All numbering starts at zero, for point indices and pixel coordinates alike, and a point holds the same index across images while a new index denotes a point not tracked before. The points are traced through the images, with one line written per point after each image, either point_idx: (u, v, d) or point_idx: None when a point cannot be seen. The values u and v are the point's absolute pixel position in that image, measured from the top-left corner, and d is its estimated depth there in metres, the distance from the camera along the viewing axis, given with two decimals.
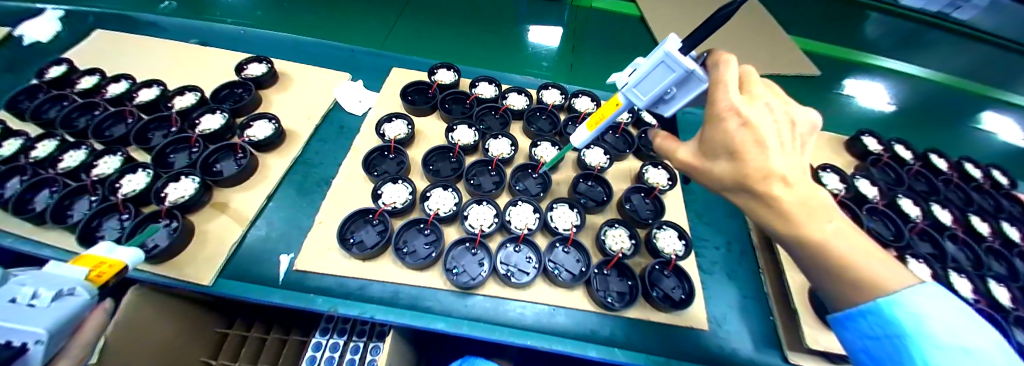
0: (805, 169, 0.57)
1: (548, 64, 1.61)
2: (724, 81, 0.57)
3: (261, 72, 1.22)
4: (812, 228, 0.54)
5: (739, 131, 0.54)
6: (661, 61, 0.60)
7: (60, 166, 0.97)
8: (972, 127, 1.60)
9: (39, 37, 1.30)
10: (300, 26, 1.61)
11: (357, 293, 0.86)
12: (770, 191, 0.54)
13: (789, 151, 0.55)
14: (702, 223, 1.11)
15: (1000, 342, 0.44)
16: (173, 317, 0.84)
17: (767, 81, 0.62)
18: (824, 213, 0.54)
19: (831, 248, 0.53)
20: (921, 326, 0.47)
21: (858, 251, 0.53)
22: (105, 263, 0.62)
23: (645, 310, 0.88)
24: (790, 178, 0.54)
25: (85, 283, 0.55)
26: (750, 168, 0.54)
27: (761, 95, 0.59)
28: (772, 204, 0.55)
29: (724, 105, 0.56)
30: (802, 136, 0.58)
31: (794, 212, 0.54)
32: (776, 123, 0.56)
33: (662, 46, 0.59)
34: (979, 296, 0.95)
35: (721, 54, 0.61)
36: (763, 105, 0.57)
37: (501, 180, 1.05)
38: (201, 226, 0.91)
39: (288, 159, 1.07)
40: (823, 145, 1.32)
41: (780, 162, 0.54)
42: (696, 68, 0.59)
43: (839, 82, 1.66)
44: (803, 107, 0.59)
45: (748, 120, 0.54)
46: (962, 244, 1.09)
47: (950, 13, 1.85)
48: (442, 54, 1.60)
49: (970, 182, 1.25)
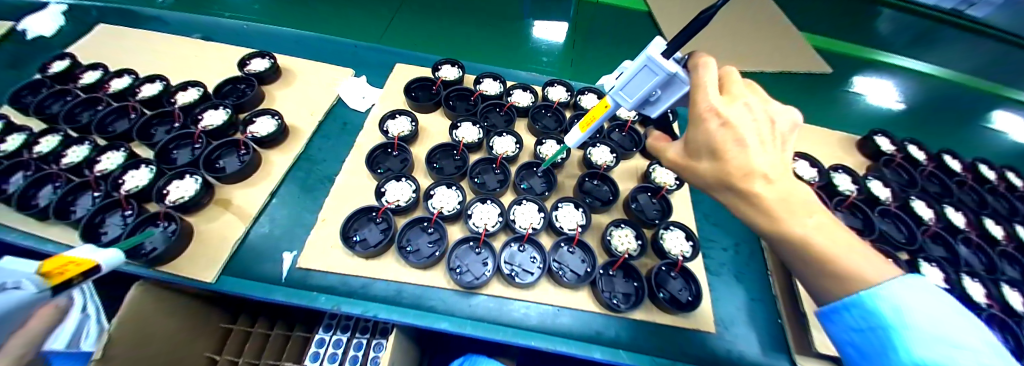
0: (786, 166, 0.55)
1: (552, 60, 1.59)
2: (703, 84, 0.57)
3: (264, 67, 1.21)
4: (791, 223, 0.52)
5: (718, 131, 0.53)
6: (644, 65, 0.60)
7: (65, 161, 0.96)
8: (983, 127, 1.56)
9: (43, 32, 1.30)
10: (303, 21, 1.60)
11: (360, 292, 0.86)
12: (752, 189, 0.52)
13: (770, 149, 0.54)
14: (710, 224, 1.09)
15: (981, 332, 0.44)
16: (176, 316, 0.83)
17: (748, 81, 0.61)
18: (804, 207, 0.52)
19: (849, 254, 0.51)
20: (904, 319, 0.46)
21: (879, 260, 0.51)
22: (73, 262, 0.56)
23: (651, 312, 0.87)
24: (772, 175, 0.52)
25: (33, 276, 0.50)
26: (731, 167, 0.53)
27: (740, 95, 0.58)
28: (754, 202, 0.53)
29: (703, 106, 0.55)
30: (784, 135, 0.56)
31: (774, 209, 0.52)
32: (756, 122, 0.54)
33: (645, 50, 0.59)
34: (993, 301, 0.93)
35: (700, 57, 0.60)
36: (742, 105, 0.56)
37: (505, 178, 1.03)
38: (204, 222, 0.91)
39: (291, 155, 1.06)
40: (833, 144, 1.29)
41: (761, 160, 0.52)
42: (679, 70, 0.59)
43: (849, 79, 1.63)
44: (782, 106, 0.58)
45: (727, 120, 0.53)
46: (976, 248, 1.06)
47: (964, 9, 1.81)
48: (445, 49, 1.59)
49: (984, 184, 1.23)
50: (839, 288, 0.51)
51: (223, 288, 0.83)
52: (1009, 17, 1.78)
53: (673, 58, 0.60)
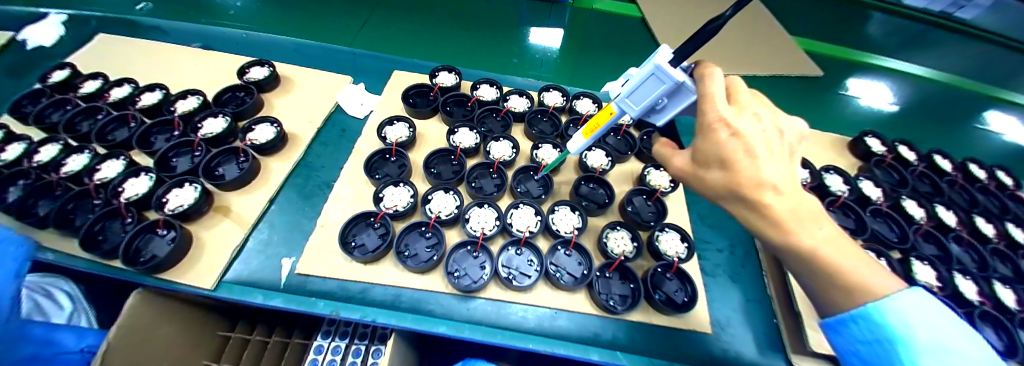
0: (795, 177, 0.55)
1: (519, 60, 1.61)
2: (710, 94, 0.57)
3: (263, 75, 1.22)
4: (802, 235, 0.53)
5: (729, 141, 0.54)
6: (652, 73, 0.61)
7: (64, 170, 0.97)
8: (976, 127, 1.60)
9: (44, 42, 1.32)
10: (299, 23, 1.62)
11: (358, 297, 0.86)
12: (762, 200, 0.53)
13: (779, 160, 0.54)
14: (706, 225, 1.10)
15: (973, 336, 0.47)
16: (171, 320, 0.85)
17: (754, 92, 0.63)
18: (815, 219, 0.53)
19: (835, 263, 0.52)
20: (912, 333, 0.48)
21: (866, 267, 0.52)
22: None
23: (648, 313, 0.88)
24: (782, 187, 0.53)
25: None
26: (742, 178, 0.53)
27: (749, 105, 0.59)
28: (765, 214, 0.54)
29: (712, 116, 0.56)
30: (791, 145, 0.57)
31: (785, 220, 0.53)
32: (765, 133, 0.55)
33: (653, 58, 0.60)
34: (984, 298, 0.95)
35: (706, 66, 0.60)
36: (751, 115, 0.57)
37: (501, 182, 1.05)
38: (201, 233, 0.91)
39: (291, 162, 1.07)
40: (825, 146, 1.31)
41: (771, 171, 0.53)
42: (686, 79, 0.61)
43: (843, 82, 1.66)
44: (790, 117, 0.58)
45: (737, 131, 0.54)
46: (967, 246, 1.08)
47: (954, 12, 1.83)
48: (431, 53, 1.61)
49: (975, 183, 1.25)
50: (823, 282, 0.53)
51: (223, 295, 0.83)
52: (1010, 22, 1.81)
53: (679, 67, 0.61)
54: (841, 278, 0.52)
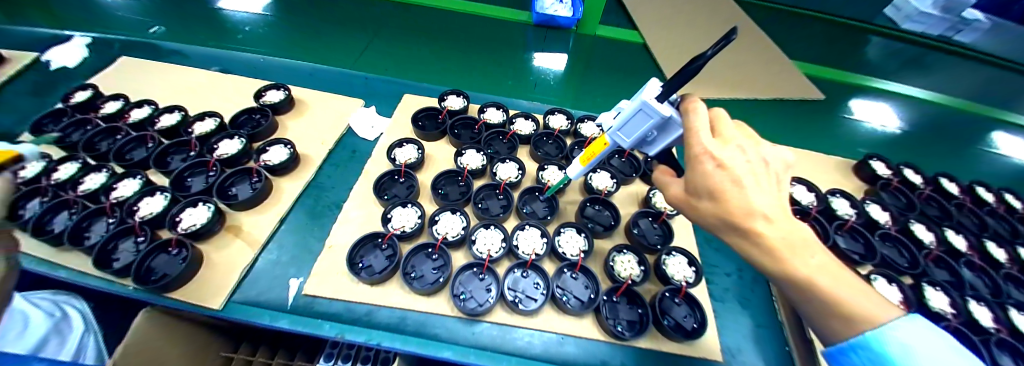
0: (783, 204, 0.57)
1: (514, 82, 1.65)
2: (695, 128, 0.58)
3: (278, 99, 1.26)
4: (797, 264, 0.53)
5: (715, 172, 0.55)
6: (640, 108, 0.62)
7: (81, 187, 0.99)
8: (983, 149, 1.60)
9: (66, 63, 1.38)
10: (309, 46, 1.68)
11: (364, 319, 0.85)
12: (754, 228, 0.54)
13: (766, 188, 0.56)
14: (713, 249, 1.09)
15: None
16: (173, 341, 0.84)
17: (739, 123, 0.63)
18: (807, 248, 0.54)
19: (844, 300, 0.52)
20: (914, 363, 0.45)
21: (879, 306, 0.51)
22: None
23: (656, 340, 0.87)
24: (772, 215, 0.54)
25: None
26: (731, 207, 0.54)
27: (733, 137, 0.60)
28: (758, 242, 0.54)
29: (697, 149, 0.57)
30: (777, 173, 0.59)
31: (777, 248, 0.53)
32: (750, 163, 0.56)
33: (640, 94, 0.62)
34: (1000, 325, 0.92)
35: (692, 101, 0.61)
36: (735, 147, 0.58)
37: (508, 203, 1.06)
38: (211, 253, 0.92)
39: (301, 182, 1.09)
40: (830, 168, 1.33)
41: (760, 200, 0.54)
42: (673, 113, 0.62)
43: (846, 104, 1.67)
44: (773, 146, 0.60)
45: (722, 162, 0.55)
46: (979, 271, 1.06)
47: (952, 35, 1.91)
48: (432, 75, 1.66)
49: (983, 207, 1.23)
50: (823, 311, 0.53)
51: (232, 316, 0.83)
52: (1009, 48, 1.87)
53: (666, 102, 0.62)
54: (846, 308, 0.52)
